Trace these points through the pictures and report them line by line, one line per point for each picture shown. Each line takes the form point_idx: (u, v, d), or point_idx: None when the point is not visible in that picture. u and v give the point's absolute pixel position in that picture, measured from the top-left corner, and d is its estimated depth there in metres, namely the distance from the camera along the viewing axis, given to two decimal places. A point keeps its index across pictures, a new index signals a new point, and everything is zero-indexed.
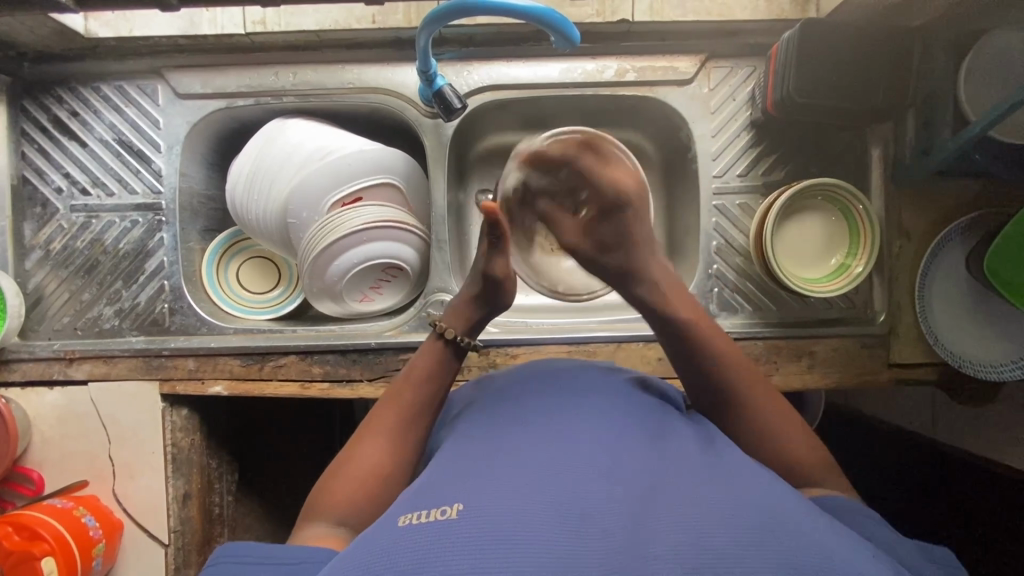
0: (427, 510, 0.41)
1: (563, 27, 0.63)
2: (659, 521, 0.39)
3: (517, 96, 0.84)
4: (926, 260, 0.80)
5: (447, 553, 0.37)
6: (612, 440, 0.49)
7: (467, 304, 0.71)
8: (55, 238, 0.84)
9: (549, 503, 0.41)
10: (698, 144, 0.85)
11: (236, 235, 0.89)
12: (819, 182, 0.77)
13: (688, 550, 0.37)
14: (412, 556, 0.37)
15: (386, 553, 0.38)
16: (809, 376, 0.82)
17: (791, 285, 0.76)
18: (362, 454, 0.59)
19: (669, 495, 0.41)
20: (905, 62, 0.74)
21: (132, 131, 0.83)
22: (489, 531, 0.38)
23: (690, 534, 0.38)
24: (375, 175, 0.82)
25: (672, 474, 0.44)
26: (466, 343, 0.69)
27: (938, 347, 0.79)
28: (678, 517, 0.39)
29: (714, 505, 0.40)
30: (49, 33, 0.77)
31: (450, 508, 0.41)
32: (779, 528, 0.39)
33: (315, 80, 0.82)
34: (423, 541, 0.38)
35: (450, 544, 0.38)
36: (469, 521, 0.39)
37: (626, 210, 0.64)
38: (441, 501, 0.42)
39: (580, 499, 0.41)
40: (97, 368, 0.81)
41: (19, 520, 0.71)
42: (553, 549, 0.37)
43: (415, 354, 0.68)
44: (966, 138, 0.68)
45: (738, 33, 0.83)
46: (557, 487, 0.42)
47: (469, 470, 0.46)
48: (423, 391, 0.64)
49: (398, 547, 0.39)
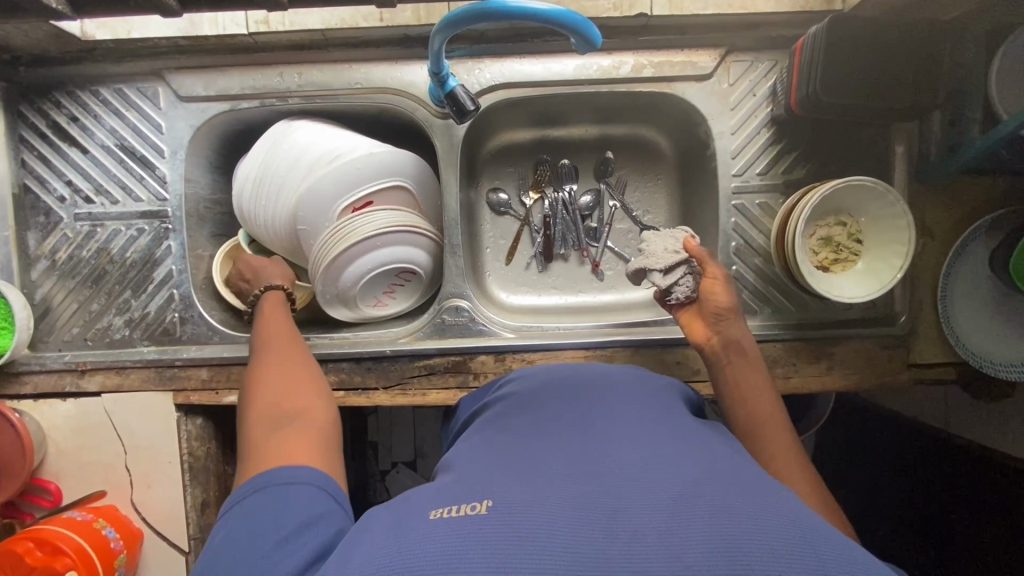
0: (456, 505, 0.42)
1: (583, 28, 0.60)
2: (689, 524, 0.38)
3: (530, 94, 0.81)
4: (949, 259, 0.78)
5: (475, 548, 0.37)
6: (638, 441, 0.48)
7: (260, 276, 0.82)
8: (60, 247, 0.82)
9: (576, 505, 0.40)
10: (717, 142, 0.82)
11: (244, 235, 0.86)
12: (844, 180, 0.73)
13: (719, 558, 0.35)
14: (440, 549, 0.38)
15: (416, 543, 0.39)
16: (828, 378, 0.81)
17: (813, 285, 0.74)
18: (257, 393, 0.60)
19: (700, 497, 0.40)
20: (936, 56, 0.71)
21: (134, 136, 0.81)
22: (520, 524, 0.38)
23: (715, 541, 0.36)
24: (386, 178, 0.79)
25: (702, 476, 0.43)
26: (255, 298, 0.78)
27: (960, 348, 0.78)
28: (709, 520, 0.38)
29: (749, 511, 0.39)
30: (45, 37, 0.74)
31: (480, 504, 0.41)
32: (816, 542, 0.37)
33: (321, 80, 0.79)
34: (454, 534, 0.39)
35: (480, 539, 0.38)
36: (495, 516, 0.39)
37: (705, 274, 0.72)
38: (473, 495, 0.43)
39: (607, 500, 0.40)
40: (110, 380, 0.81)
41: (38, 535, 0.70)
42: (582, 550, 0.36)
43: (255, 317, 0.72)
44: (997, 137, 0.66)
45: (760, 26, 0.80)
46: (580, 492, 0.41)
47: (496, 469, 0.46)
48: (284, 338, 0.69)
49: (427, 537, 0.39)
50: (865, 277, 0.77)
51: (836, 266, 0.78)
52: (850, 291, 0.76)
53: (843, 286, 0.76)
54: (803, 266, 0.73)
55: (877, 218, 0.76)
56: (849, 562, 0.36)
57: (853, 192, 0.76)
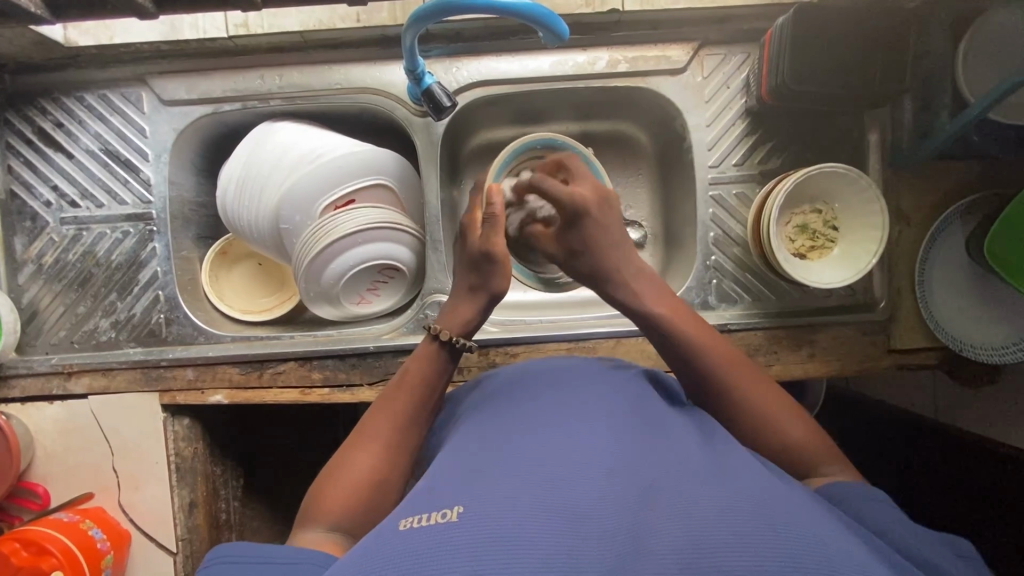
0: (428, 514, 0.40)
1: (550, 21, 0.62)
2: (664, 518, 0.37)
3: (507, 91, 0.83)
4: (925, 243, 0.79)
5: (446, 556, 0.36)
6: (609, 437, 0.47)
7: (470, 300, 0.69)
8: (47, 252, 0.83)
9: (549, 504, 0.40)
10: (693, 134, 0.83)
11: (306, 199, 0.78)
12: (818, 167, 0.74)
13: (685, 542, 0.35)
14: (410, 558, 0.36)
15: (384, 557, 0.37)
16: (810, 365, 0.81)
17: (791, 273, 0.74)
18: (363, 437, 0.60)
19: (670, 489, 0.40)
20: (901, 42, 0.73)
21: (119, 140, 0.82)
22: (493, 531, 0.37)
23: (690, 531, 0.36)
24: (367, 177, 0.80)
25: (672, 468, 0.43)
26: (464, 345, 0.67)
27: (938, 331, 0.78)
28: (679, 509, 0.38)
29: (712, 496, 0.39)
30: (28, 43, 0.75)
31: (451, 510, 0.40)
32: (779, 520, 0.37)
33: (302, 82, 0.81)
34: (423, 544, 0.37)
35: (449, 548, 0.36)
36: (466, 525, 0.38)
37: (589, 216, 0.66)
38: (442, 502, 0.41)
39: (579, 499, 0.40)
40: (96, 381, 0.81)
41: (25, 536, 0.71)
42: (553, 551, 0.36)
43: (411, 357, 0.67)
44: (965, 121, 0.67)
45: (731, 19, 0.81)
46: (554, 489, 0.41)
47: (470, 469, 0.45)
48: (415, 397, 0.63)
49: (396, 549, 0.37)
50: (841, 262, 0.78)
51: (813, 252, 0.80)
52: (829, 276, 0.77)
53: (819, 272, 0.77)
54: (777, 253, 0.74)
55: (851, 204, 0.77)
56: (819, 544, 0.36)
57: (827, 179, 0.77)
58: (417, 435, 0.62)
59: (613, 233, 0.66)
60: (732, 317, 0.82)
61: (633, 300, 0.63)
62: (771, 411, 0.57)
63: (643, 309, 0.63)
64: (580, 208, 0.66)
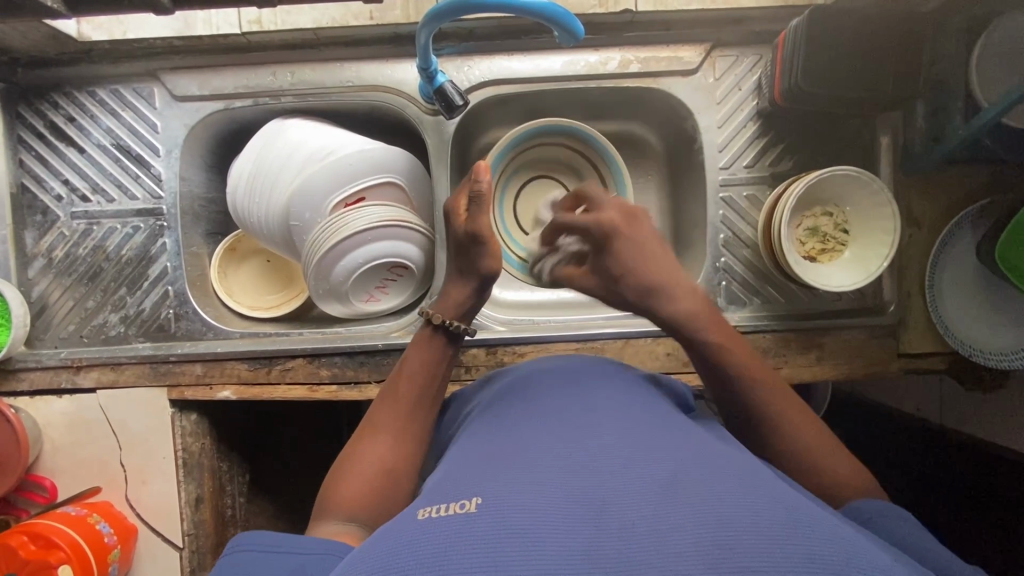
0: (444, 505, 0.40)
1: (566, 21, 0.62)
2: (683, 513, 0.37)
3: (519, 90, 0.83)
4: (935, 248, 0.79)
5: (465, 546, 0.36)
6: (627, 434, 0.47)
7: (459, 283, 0.71)
8: (57, 245, 0.83)
9: (567, 499, 0.40)
10: (704, 136, 0.83)
11: (321, 197, 0.78)
12: (830, 169, 0.74)
13: (705, 537, 0.35)
14: (428, 547, 0.36)
15: (402, 546, 0.37)
16: (819, 369, 0.80)
17: (802, 276, 0.74)
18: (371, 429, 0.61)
19: (690, 485, 0.40)
20: (915, 46, 0.72)
21: (130, 135, 0.83)
22: (513, 522, 0.37)
23: (711, 527, 0.36)
24: (378, 175, 0.80)
25: (691, 464, 0.43)
26: (460, 328, 0.69)
27: (949, 337, 0.78)
28: (698, 505, 0.38)
29: (733, 494, 0.39)
30: (42, 38, 0.75)
31: (469, 502, 0.40)
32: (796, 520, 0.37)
33: (314, 79, 0.81)
34: (441, 534, 0.37)
35: (468, 538, 0.36)
36: (485, 517, 0.38)
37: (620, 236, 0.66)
38: (459, 494, 0.41)
39: (598, 494, 0.40)
40: (105, 375, 0.82)
41: (32, 529, 0.71)
42: (574, 544, 0.36)
43: (409, 344, 0.68)
44: (979, 125, 0.67)
45: (744, 21, 0.81)
46: (571, 485, 0.41)
47: (486, 463, 0.45)
48: (419, 382, 0.64)
49: (416, 538, 0.37)
50: (852, 265, 0.78)
51: (824, 255, 0.79)
52: (840, 279, 0.77)
53: (830, 275, 0.77)
54: (788, 256, 0.74)
55: (863, 207, 0.77)
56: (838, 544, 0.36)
57: (839, 182, 0.77)
58: (426, 423, 0.63)
59: (654, 257, 0.66)
60: (741, 319, 0.81)
61: (682, 323, 0.63)
62: (803, 437, 0.57)
63: (696, 333, 0.62)
64: (610, 233, 0.67)
